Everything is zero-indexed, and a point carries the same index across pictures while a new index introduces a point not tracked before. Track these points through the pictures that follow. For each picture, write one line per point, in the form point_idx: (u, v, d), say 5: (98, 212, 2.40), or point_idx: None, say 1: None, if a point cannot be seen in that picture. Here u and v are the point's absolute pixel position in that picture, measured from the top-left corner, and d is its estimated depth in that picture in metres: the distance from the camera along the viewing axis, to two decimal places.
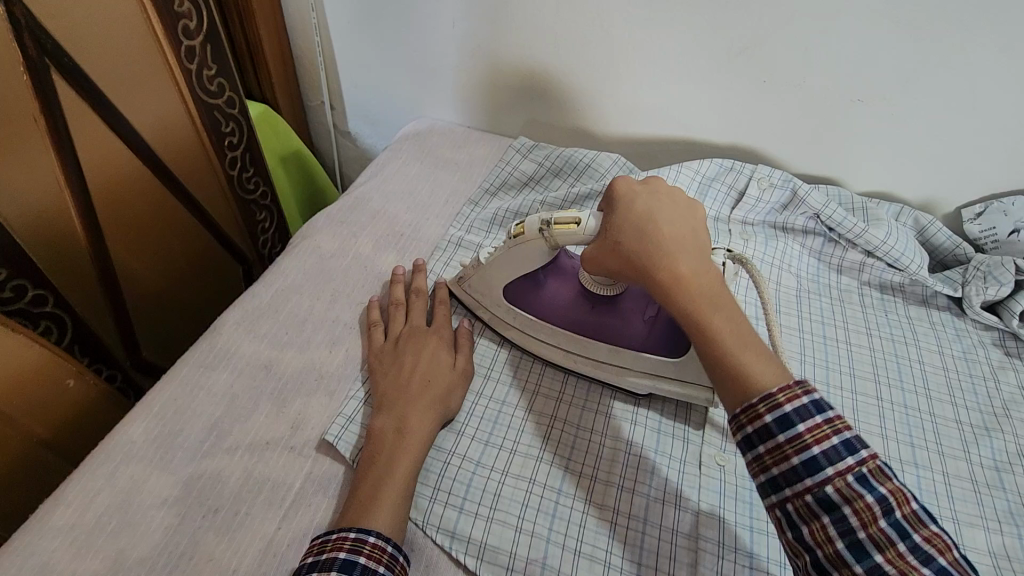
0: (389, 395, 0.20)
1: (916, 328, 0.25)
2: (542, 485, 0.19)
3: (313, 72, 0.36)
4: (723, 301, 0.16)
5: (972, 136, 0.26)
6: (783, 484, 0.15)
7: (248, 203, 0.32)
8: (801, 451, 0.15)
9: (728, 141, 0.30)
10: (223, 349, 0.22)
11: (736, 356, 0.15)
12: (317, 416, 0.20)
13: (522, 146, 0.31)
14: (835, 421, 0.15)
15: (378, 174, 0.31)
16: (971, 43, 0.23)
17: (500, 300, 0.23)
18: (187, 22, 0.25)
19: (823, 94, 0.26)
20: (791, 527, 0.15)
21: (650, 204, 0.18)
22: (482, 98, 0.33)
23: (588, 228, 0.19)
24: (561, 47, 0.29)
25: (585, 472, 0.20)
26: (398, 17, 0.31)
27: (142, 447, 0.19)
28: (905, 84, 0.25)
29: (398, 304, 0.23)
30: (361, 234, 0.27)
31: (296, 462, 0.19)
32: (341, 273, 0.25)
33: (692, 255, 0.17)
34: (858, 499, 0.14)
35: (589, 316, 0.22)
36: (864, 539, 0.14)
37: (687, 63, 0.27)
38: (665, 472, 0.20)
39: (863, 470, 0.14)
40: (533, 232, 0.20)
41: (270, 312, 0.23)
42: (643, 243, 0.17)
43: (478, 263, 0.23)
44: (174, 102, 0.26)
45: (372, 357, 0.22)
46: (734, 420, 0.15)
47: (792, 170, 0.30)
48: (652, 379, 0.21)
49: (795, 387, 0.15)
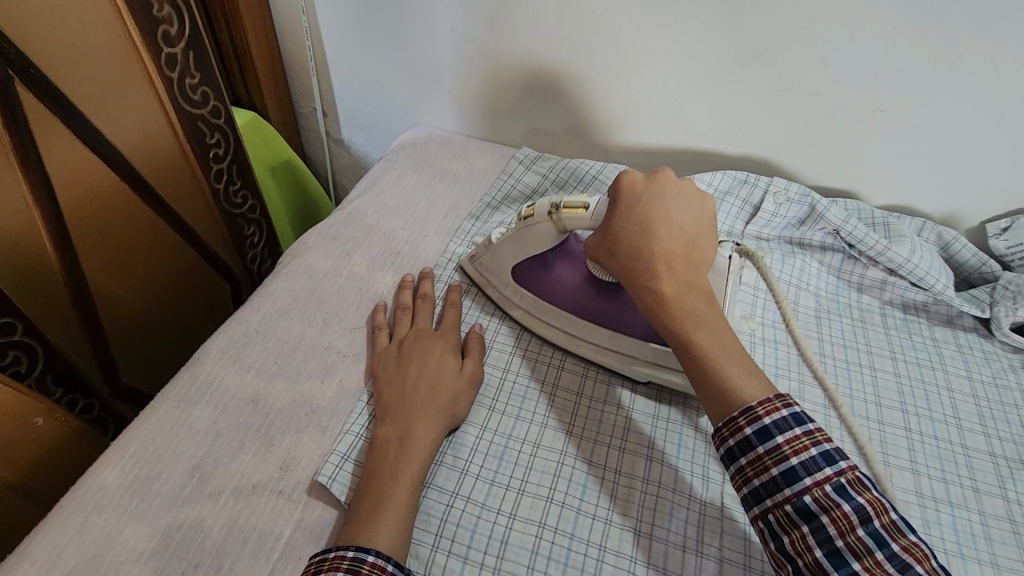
0: (394, 401, 0.19)
1: (942, 351, 0.23)
2: (553, 529, 0.18)
3: (304, 77, 0.34)
4: (706, 319, 0.18)
5: (998, 148, 0.24)
6: (765, 495, 0.16)
7: (235, 218, 0.31)
8: (780, 462, 0.16)
9: (739, 152, 0.28)
10: (206, 382, 0.20)
11: (717, 371, 0.17)
12: (308, 455, 0.19)
13: (525, 157, 0.29)
14: (813, 434, 0.16)
15: (373, 187, 0.29)
16: (1000, 51, 0.22)
17: (508, 280, 0.23)
18: (167, 28, 0.23)
19: (840, 104, 0.25)
20: (774, 537, 0.16)
21: (649, 215, 0.18)
22: (482, 105, 0.32)
23: (596, 212, 0.20)
24: (565, 53, 0.28)
25: (599, 515, 0.18)
26: (393, 21, 0.30)
27: (116, 493, 0.18)
28: (928, 94, 0.24)
29: (404, 307, 0.23)
30: (355, 252, 0.26)
31: (286, 508, 0.18)
32: (333, 295, 0.24)
33: (679, 275, 0.18)
34: (835, 508, 0.15)
35: (594, 301, 0.23)
36: (842, 547, 0.15)
37: (698, 70, 0.26)
38: (685, 514, 0.19)
39: (840, 481, 0.16)
40: (543, 215, 0.21)
41: (257, 338, 0.22)
42: (639, 261, 0.18)
43: (489, 243, 0.23)
44: (154, 113, 0.24)
45: (375, 360, 0.21)
46: (719, 434, 0.17)
47: (808, 182, 0.28)
48: (653, 366, 0.21)
49: (775, 401, 0.17)
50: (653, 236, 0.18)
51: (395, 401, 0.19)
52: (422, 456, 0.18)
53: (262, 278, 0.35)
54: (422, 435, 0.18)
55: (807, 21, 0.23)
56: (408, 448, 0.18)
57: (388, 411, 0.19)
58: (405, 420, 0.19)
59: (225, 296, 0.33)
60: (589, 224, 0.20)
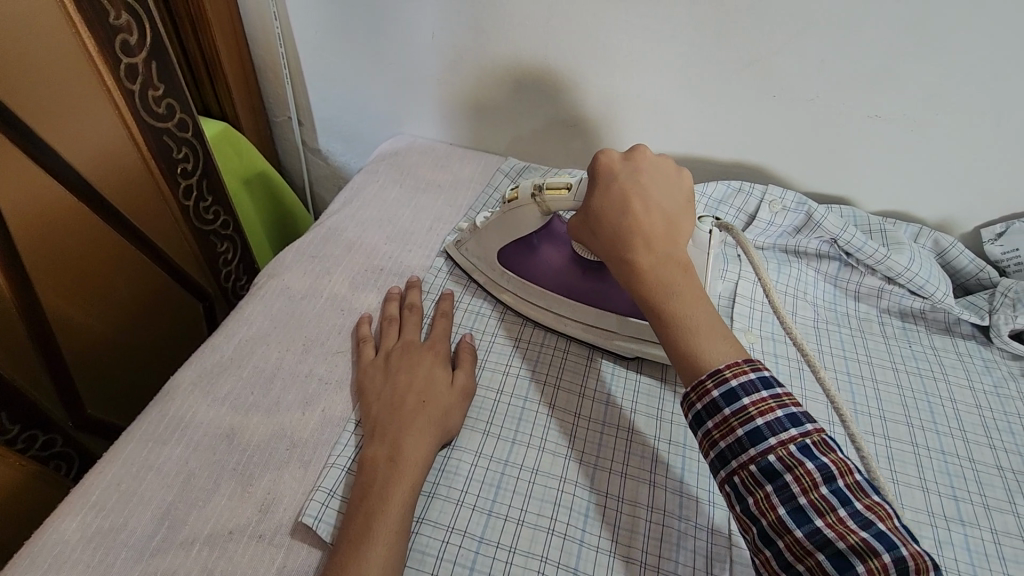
0: (383, 416, 0.19)
1: (943, 360, 0.23)
2: (555, 564, 0.17)
3: (278, 85, 0.33)
4: (684, 288, 0.17)
5: (993, 152, 0.24)
6: (730, 457, 0.16)
7: (207, 234, 0.29)
8: (745, 423, 0.15)
9: (733, 159, 0.28)
10: (176, 418, 0.19)
11: (691, 337, 0.16)
12: (289, 494, 0.18)
13: (511, 170, 0.29)
14: (782, 397, 0.15)
15: (354, 200, 0.28)
16: (999, 54, 0.21)
17: (495, 263, 0.24)
18: (127, 36, 0.22)
19: (835, 109, 0.25)
20: (739, 499, 0.15)
21: (627, 189, 0.18)
22: (466, 112, 0.31)
23: (577, 193, 0.20)
24: (553, 58, 0.27)
25: (603, 547, 0.17)
26: (371, 25, 0.28)
27: (76, 546, 0.16)
28: (925, 97, 0.23)
29: (391, 320, 0.22)
30: (336, 269, 0.24)
31: (266, 554, 0.16)
32: (314, 318, 0.22)
33: (658, 246, 0.18)
34: (798, 467, 0.15)
35: (580, 282, 0.23)
36: (805, 504, 0.14)
37: (691, 75, 0.25)
38: (693, 543, 0.18)
39: (805, 441, 0.15)
40: (526, 197, 0.21)
41: (232, 367, 0.21)
42: (615, 232, 0.18)
43: (475, 227, 0.24)
44: (113, 127, 0.23)
45: (360, 372, 0.20)
46: (686, 399, 0.16)
47: (801, 188, 0.28)
48: (639, 342, 0.22)
49: (743, 364, 0.16)
50: (634, 210, 0.18)
51: (384, 403, 0.19)
52: (414, 459, 0.17)
53: (238, 297, 0.33)
54: (413, 444, 0.18)
55: (801, 26, 0.23)
56: (401, 458, 0.17)
57: (379, 413, 0.19)
58: (394, 434, 0.18)
59: (199, 317, 0.31)
60: (573, 205, 0.20)
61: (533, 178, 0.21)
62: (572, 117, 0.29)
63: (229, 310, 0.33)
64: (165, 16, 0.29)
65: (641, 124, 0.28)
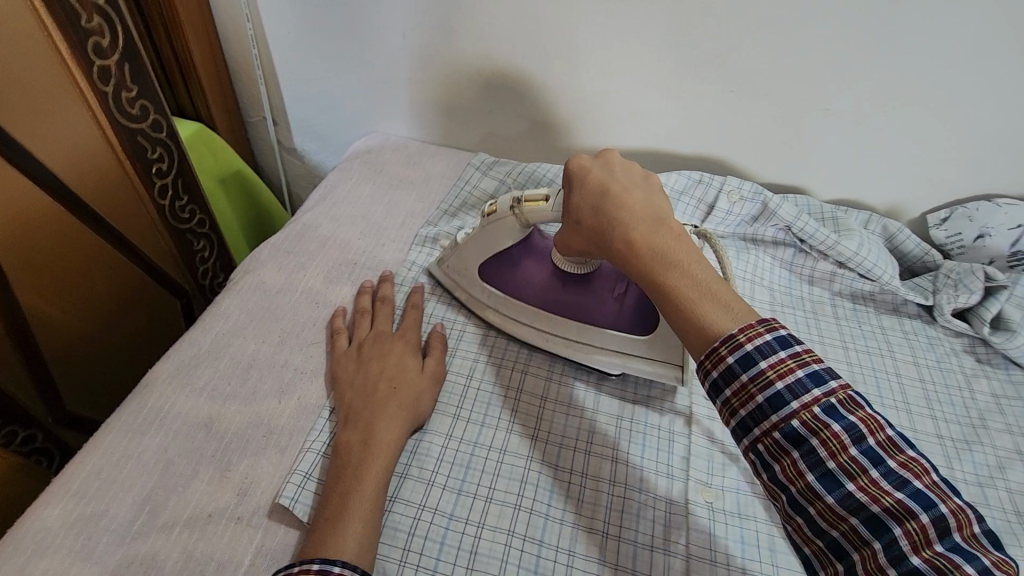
0: (357, 401, 0.19)
1: (890, 338, 0.24)
2: (522, 537, 0.18)
3: (252, 85, 0.33)
4: (682, 259, 0.16)
5: (937, 143, 0.25)
6: (752, 424, 0.15)
7: (183, 232, 0.30)
8: (765, 388, 0.14)
9: (695, 152, 0.29)
10: (154, 410, 0.20)
11: (695, 307, 0.15)
12: (267, 477, 0.18)
13: (482, 164, 0.30)
14: (801, 354, 0.14)
15: (327, 197, 0.28)
16: (937, 49, 0.23)
17: (476, 278, 0.24)
18: (98, 39, 0.22)
19: (789, 102, 0.26)
20: (764, 467, 0.15)
21: (603, 175, 0.18)
22: (437, 109, 0.31)
23: (554, 204, 0.20)
24: (519, 55, 0.28)
25: (565, 520, 0.18)
26: (342, 25, 0.29)
27: (58, 533, 0.17)
28: (871, 90, 0.24)
29: (363, 312, 0.23)
30: (310, 264, 0.25)
31: (245, 534, 0.17)
32: (289, 311, 0.23)
33: (644, 219, 0.17)
34: (824, 429, 0.14)
35: (562, 295, 0.23)
36: (835, 469, 0.13)
37: (652, 71, 0.26)
38: (653, 514, 0.19)
39: (831, 400, 0.14)
40: (505, 210, 0.22)
41: (209, 359, 0.21)
42: (598, 214, 0.18)
43: (455, 244, 0.24)
44: (87, 128, 0.23)
45: (335, 364, 0.21)
46: (701, 367, 0.15)
47: (760, 179, 0.29)
48: (623, 357, 0.22)
49: (757, 325, 0.15)
50: (614, 192, 0.18)
51: (357, 389, 0.20)
52: (387, 443, 0.18)
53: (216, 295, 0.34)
54: (386, 428, 0.19)
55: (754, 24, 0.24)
56: (375, 440, 0.18)
57: (353, 399, 0.19)
58: (369, 419, 0.19)
59: (177, 314, 0.32)
60: (550, 215, 0.20)
61: (511, 192, 0.22)
62: (541, 116, 0.30)
63: (207, 306, 0.33)
64: (137, 17, 0.29)
65: (607, 120, 0.29)
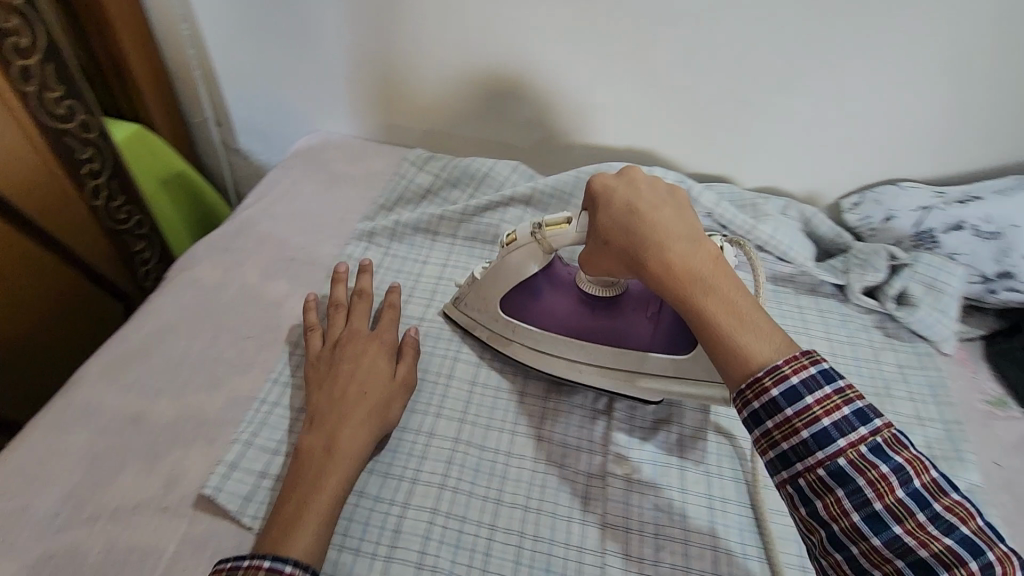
0: (327, 408, 0.25)
1: (808, 316, 0.31)
2: (478, 497, 0.25)
3: (191, 82, 0.38)
4: (717, 285, 0.22)
5: (833, 118, 0.33)
6: (796, 457, 0.20)
7: (120, 233, 0.36)
8: (809, 424, 0.20)
9: (624, 146, 0.36)
10: (83, 404, 0.26)
11: (736, 336, 0.21)
12: (193, 472, 0.24)
13: (417, 159, 0.37)
14: (845, 392, 0.20)
15: (261, 197, 0.35)
16: (803, 26, 0.29)
17: (498, 314, 0.29)
18: (17, 39, 0.27)
19: (666, 69, 0.32)
20: (807, 501, 0.20)
21: (627, 194, 0.24)
22: (376, 107, 0.38)
23: (576, 225, 0.26)
24: (486, 47, 0.33)
25: (492, 496, 0.26)
26: (279, 26, 0.34)
27: (43, 513, 0.23)
28: (698, 51, 0.31)
29: (338, 306, 0.29)
30: (246, 263, 0.32)
31: (173, 523, 0.23)
32: (228, 300, 0.30)
33: (676, 245, 0.23)
34: (874, 471, 0.19)
35: (590, 319, 0.28)
36: (882, 510, 0.19)
37: (579, 62, 0.33)
38: (562, 488, 0.26)
39: (877, 440, 0.20)
40: (527, 236, 0.27)
41: (141, 352, 0.28)
42: (627, 233, 0.23)
43: (474, 280, 0.30)
44: (8, 125, 0.29)
45: (312, 361, 0.27)
46: (743, 397, 0.21)
47: (657, 153, 0.36)
48: (679, 382, 0.27)
49: (802, 358, 0.20)
50: (641, 212, 0.23)
51: (327, 393, 0.25)
52: (350, 452, 0.23)
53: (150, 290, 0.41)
54: (350, 443, 0.24)
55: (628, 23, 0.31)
56: (339, 449, 0.24)
57: (327, 400, 0.25)
58: (329, 424, 0.24)
59: (110, 312, 0.39)
60: (570, 235, 0.26)
61: (531, 221, 0.27)
62: (542, 116, 0.36)
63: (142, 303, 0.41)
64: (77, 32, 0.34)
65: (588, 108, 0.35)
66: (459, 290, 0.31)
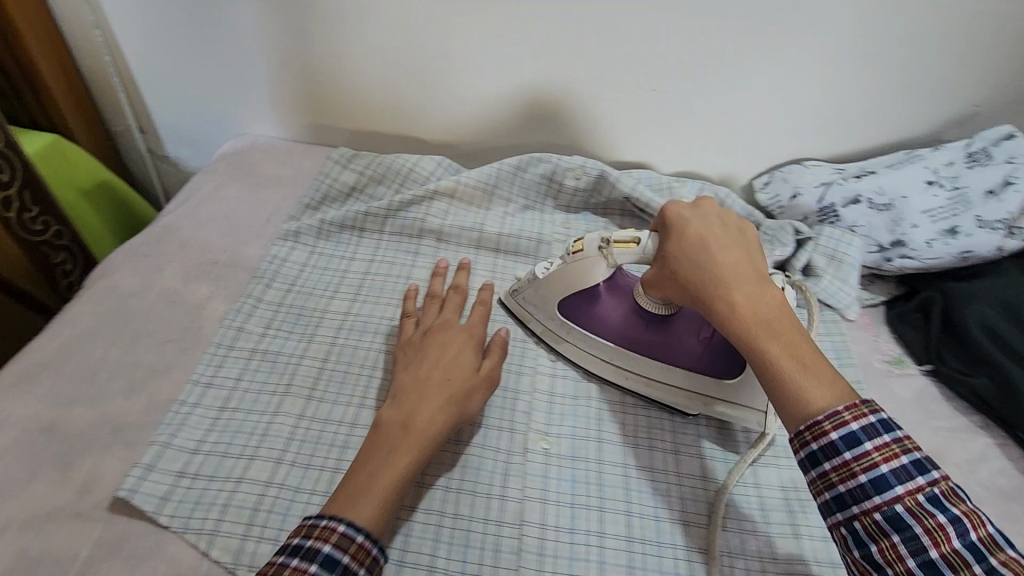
0: (413, 376, 0.35)
1: None
2: (551, 503, 0.35)
3: (112, 92, 0.49)
4: (774, 327, 0.29)
5: (737, 107, 0.46)
6: (855, 499, 0.25)
7: (38, 244, 0.45)
8: (868, 470, 0.25)
9: (566, 141, 0.50)
10: (3, 414, 0.34)
11: (793, 378, 0.27)
12: (110, 474, 0.32)
13: (342, 159, 0.48)
14: (902, 443, 0.25)
15: (189, 199, 0.46)
16: (697, 32, 0.42)
17: (556, 314, 0.41)
18: None
19: (553, 75, 0.45)
20: (868, 544, 0.25)
21: (699, 231, 0.33)
22: (303, 114, 0.50)
23: (645, 247, 0.36)
24: (526, 73, 0.45)
25: (551, 501, 0.36)
26: (201, 48, 0.45)
27: None
28: (545, 55, 0.44)
29: (435, 299, 0.41)
30: (167, 267, 0.42)
31: (85, 529, 0.30)
32: (143, 304, 0.40)
33: (741, 290, 0.30)
34: (929, 518, 0.24)
35: (650, 334, 0.39)
36: (936, 558, 0.23)
37: (518, 65, 0.44)
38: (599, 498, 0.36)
39: (931, 490, 0.24)
40: (595, 248, 0.38)
41: (56, 364, 0.36)
42: (700, 272, 0.32)
43: (537, 277, 0.41)
44: None
45: (409, 343, 0.38)
46: (804, 437, 0.26)
47: (556, 144, 0.50)
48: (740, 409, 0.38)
49: (863, 408, 0.26)
50: (709, 255, 0.32)
51: (422, 367, 0.36)
52: (420, 419, 0.33)
53: (72, 291, 0.50)
54: (425, 412, 0.34)
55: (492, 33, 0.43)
56: (411, 415, 0.33)
57: (410, 369, 0.36)
58: (410, 388, 0.35)
59: (31, 309, 0.48)
60: (638, 252, 0.36)
61: (601, 237, 0.38)
62: (559, 130, 0.49)
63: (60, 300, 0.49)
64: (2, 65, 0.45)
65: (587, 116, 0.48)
66: (517, 285, 0.43)
